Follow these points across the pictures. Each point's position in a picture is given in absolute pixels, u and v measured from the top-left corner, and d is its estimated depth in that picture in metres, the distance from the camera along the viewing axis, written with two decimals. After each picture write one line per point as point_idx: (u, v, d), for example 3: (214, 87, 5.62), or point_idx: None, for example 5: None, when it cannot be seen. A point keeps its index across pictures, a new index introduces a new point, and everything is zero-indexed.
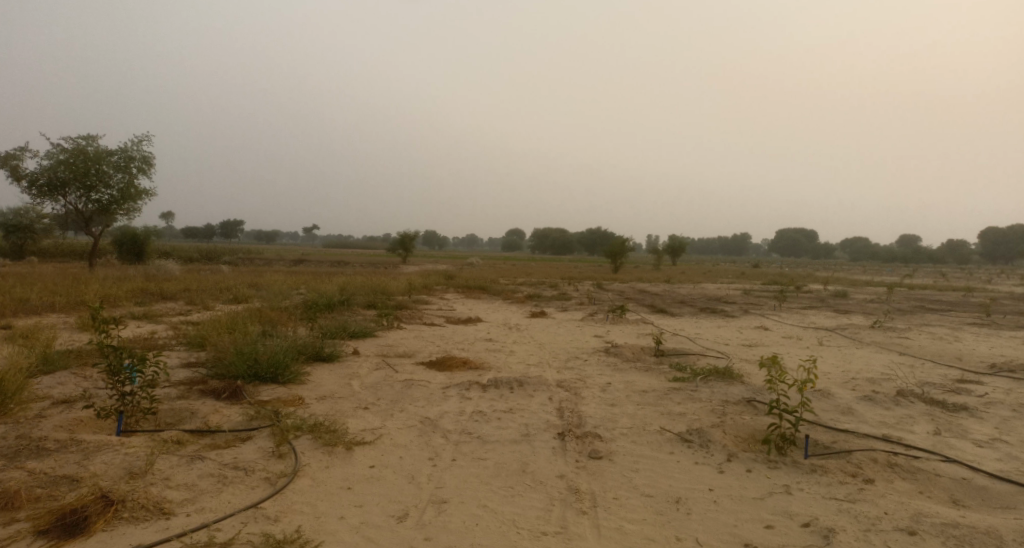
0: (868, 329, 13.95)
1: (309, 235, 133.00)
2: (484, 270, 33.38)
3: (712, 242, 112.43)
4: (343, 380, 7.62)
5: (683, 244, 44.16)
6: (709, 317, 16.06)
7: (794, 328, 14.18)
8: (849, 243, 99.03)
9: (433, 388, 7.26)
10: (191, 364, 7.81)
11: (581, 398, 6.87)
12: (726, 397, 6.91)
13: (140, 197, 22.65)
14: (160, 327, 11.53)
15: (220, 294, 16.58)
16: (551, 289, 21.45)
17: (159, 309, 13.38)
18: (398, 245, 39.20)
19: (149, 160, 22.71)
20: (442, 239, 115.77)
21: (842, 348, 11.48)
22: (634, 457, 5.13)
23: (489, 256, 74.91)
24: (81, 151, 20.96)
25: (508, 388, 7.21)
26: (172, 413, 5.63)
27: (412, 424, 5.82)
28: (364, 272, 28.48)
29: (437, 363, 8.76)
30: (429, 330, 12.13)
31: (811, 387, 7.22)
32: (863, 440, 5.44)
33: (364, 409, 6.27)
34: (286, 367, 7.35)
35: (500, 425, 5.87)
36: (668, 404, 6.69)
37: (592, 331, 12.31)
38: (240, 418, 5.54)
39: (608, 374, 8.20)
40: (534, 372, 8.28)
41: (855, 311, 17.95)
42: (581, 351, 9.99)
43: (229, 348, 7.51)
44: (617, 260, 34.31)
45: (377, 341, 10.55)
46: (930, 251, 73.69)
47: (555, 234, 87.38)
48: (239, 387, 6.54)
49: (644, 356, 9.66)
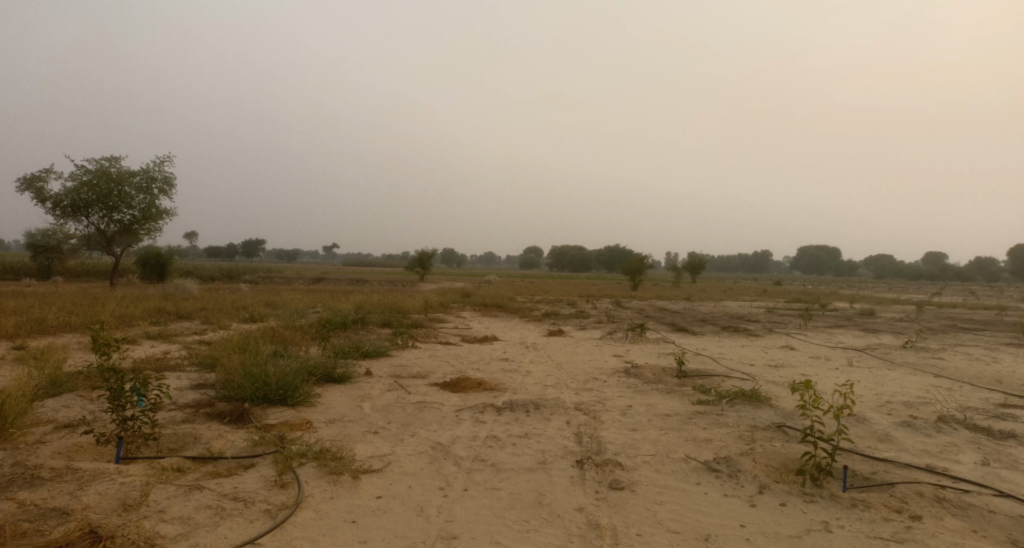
0: (899, 349, 13.43)
1: (330, 254, 134.15)
2: (502, 287, 33.17)
3: (732, 259, 111.30)
4: (354, 402, 7.38)
5: (703, 261, 43.60)
6: (733, 336, 15.62)
7: (821, 348, 13.71)
8: (873, 259, 97.35)
9: (447, 411, 6.99)
10: (200, 386, 7.63)
11: (600, 422, 6.55)
12: (754, 422, 6.55)
13: (161, 217, 22.78)
14: (174, 347, 11.41)
15: (237, 312, 16.50)
16: (570, 307, 21.12)
17: (175, 329, 13.30)
18: (417, 263, 39.17)
19: (170, 181, 22.88)
20: (461, 257, 115.84)
21: (874, 369, 11.01)
22: (659, 488, 4.80)
23: (507, 273, 74.69)
24: (103, 173, 21.16)
25: (524, 411, 6.92)
26: (174, 439, 5.44)
27: (423, 451, 5.55)
28: (381, 290, 28.36)
29: (452, 384, 8.49)
30: (444, 349, 11.90)
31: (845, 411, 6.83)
32: (906, 471, 5.06)
33: (374, 434, 6.01)
34: (296, 389, 7.15)
35: (515, 452, 5.58)
36: (692, 429, 6.35)
37: (612, 351, 11.98)
38: (244, 444, 5.33)
39: (629, 397, 7.86)
40: (551, 393, 7.97)
41: (883, 330, 17.41)
42: (601, 372, 9.67)
43: (238, 369, 7.32)
44: (636, 278, 33.90)
45: (391, 361, 10.33)
46: (956, 268, 72.17)
47: (574, 251, 86.98)
48: (245, 411, 6.34)
49: (666, 377, 9.31)
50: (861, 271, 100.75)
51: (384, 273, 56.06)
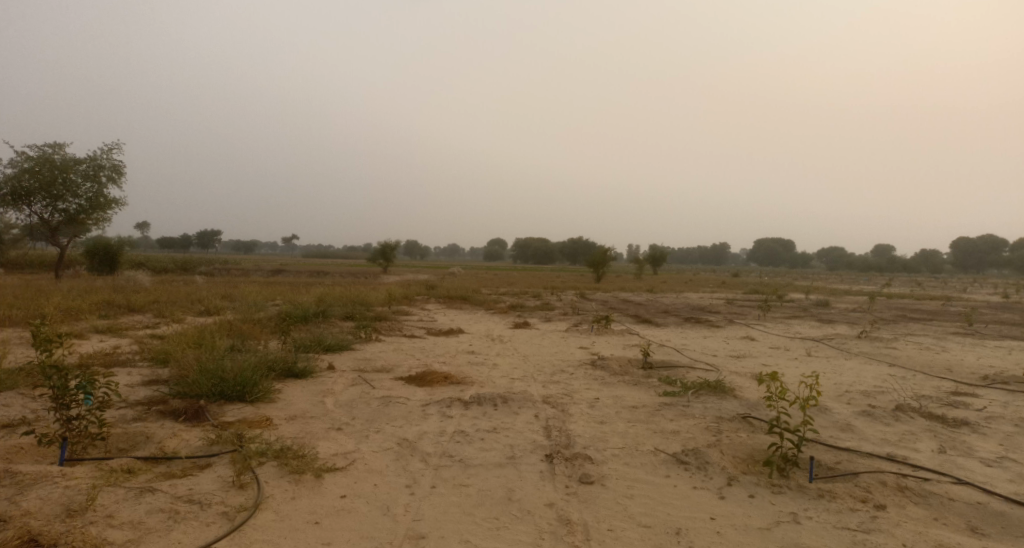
0: (855, 339, 13.75)
1: (290, 246, 131.71)
2: (465, 279, 33.00)
3: (692, 251, 113.08)
4: (316, 398, 7.19)
5: (665, 254, 44.13)
6: (695, 327, 15.80)
7: (780, 339, 13.96)
8: (827, 252, 100.00)
9: (412, 406, 6.85)
10: (153, 382, 7.33)
11: (568, 415, 6.51)
12: (720, 414, 6.59)
13: (110, 206, 21.94)
14: (125, 342, 10.98)
15: (192, 306, 16.00)
16: (534, 300, 21.11)
17: (126, 323, 12.81)
18: (379, 255, 38.67)
19: (119, 169, 22.04)
20: (424, 249, 115.01)
21: (832, 359, 11.25)
22: (629, 482, 4.76)
23: (470, 265, 74.44)
24: (47, 160, 20.26)
25: (492, 405, 6.83)
26: (124, 438, 5.19)
27: (389, 447, 5.41)
28: (343, 283, 27.92)
29: (417, 378, 8.34)
30: (408, 342, 11.73)
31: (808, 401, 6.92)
32: (869, 460, 5.13)
33: (337, 431, 5.84)
34: (255, 385, 6.92)
35: (483, 447, 5.49)
36: (659, 421, 6.35)
37: (577, 342, 11.98)
38: (199, 443, 5.12)
39: (596, 389, 7.85)
40: (518, 387, 7.90)
41: (839, 321, 17.82)
42: (566, 364, 9.64)
43: (193, 364, 7.05)
44: (599, 270, 34.09)
45: (354, 354, 10.12)
46: (904, 260, 74.65)
47: (536, 243, 87.15)
48: (201, 408, 6.10)
49: (631, 368, 9.33)
50: (815, 263, 103.44)
51: (346, 265, 55.23)
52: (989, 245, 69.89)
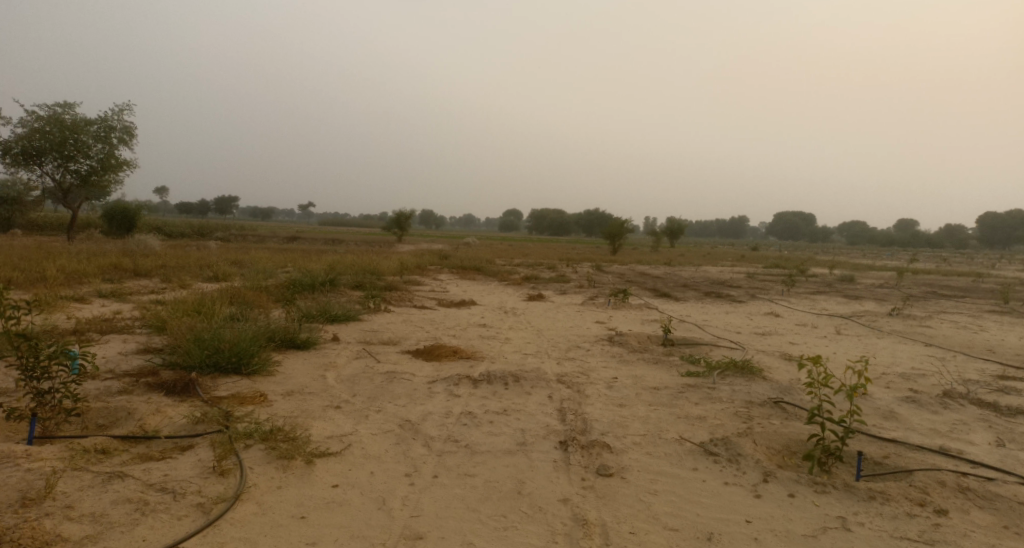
0: (886, 317, 13.09)
1: (306, 214, 131.98)
2: (480, 250, 32.48)
3: (710, 225, 111.63)
4: (317, 372, 6.78)
5: (683, 227, 43.23)
6: (716, 302, 15.21)
7: (807, 316, 13.34)
8: (848, 226, 98.00)
9: (418, 383, 6.41)
10: (147, 352, 6.96)
11: (585, 397, 6.03)
12: (749, 398, 6.08)
13: (122, 168, 21.61)
14: (126, 307, 10.66)
15: (201, 271, 15.68)
16: (549, 271, 20.56)
17: (130, 288, 12.49)
18: (394, 224, 38.23)
19: (130, 131, 21.66)
20: (440, 219, 114.55)
21: (863, 338, 10.66)
22: (651, 476, 4.30)
23: (486, 235, 73.88)
24: (57, 120, 19.89)
25: (502, 384, 6.37)
26: (105, 414, 4.80)
27: (389, 429, 4.97)
28: (355, 251, 27.56)
29: (425, 352, 7.90)
30: (418, 313, 11.30)
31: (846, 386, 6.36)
32: (920, 454, 4.61)
33: (335, 410, 5.42)
34: (252, 357, 6.53)
35: (491, 431, 5.04)
36: (684, 405, 5.86)
37: (594, 317, 11.48)
38: (183, 421, 4.70)
39: (614, 367, 7.36)
40: (531, 363, 7.42)
41: (866, 297, 17.13)
42: (583, 339, 9.14)
43: (186, 334, 6.65)
44: (616, 242, 33.37)
45: (361, 325, 9.71)
46: (929, 236, 72.84)
47: (553, 214, 86.29)
48: (192, 381, 5.70)
49: (651, 346, 8.81)
50: (836, 238, 101.49)
51: (361, 234, 54.86)
52: (1018, 220, 68.05)
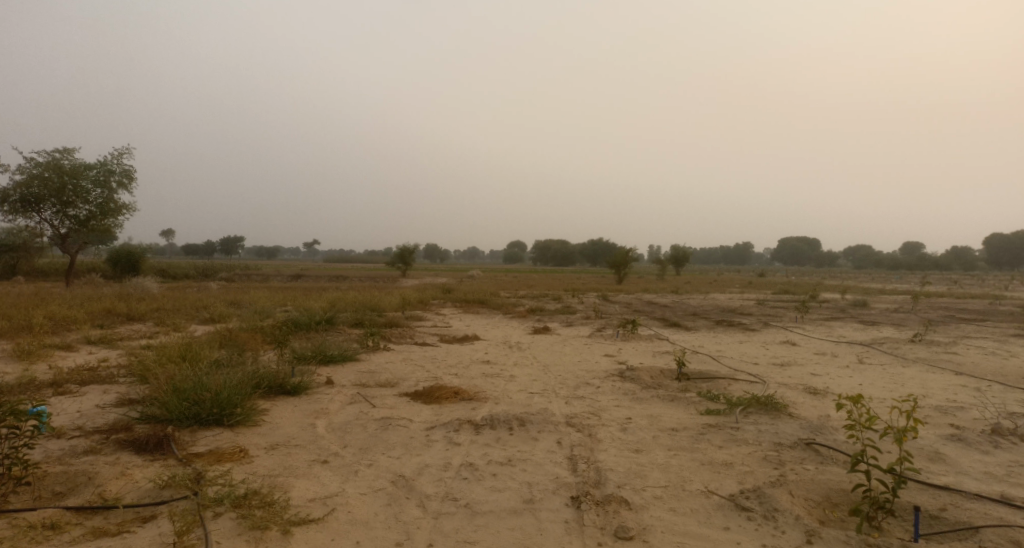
0: (908, 343, 12.50)
1: (311, 251, 132.30)
2: (485, 282, 32.04)
3: (715, 252, 111.27)
4: (306, 421, 6.28)
5: (688, 254, 42.73)
6: (729, 332, 14.64)
7: (825, 344, 12.77)
8: (854, 250, 97.40)
9: (415, 430, 5.89)
10: (125, 404, 6.49)
11: (597, 442, 5.51)
12: (778, 439, 5.56)
13: (121, 212, 21.35)
14: (114, 353, 10.20)
15: (197, 313, 15.24)
16: (555, 303, 20.04)
17: (121, 333, 12.07)
18: (397, 259, 37.91)
19: (129, 174, 21.47)
20: (445, 253, 114.51)
21: (887, 366, 10.09)
22: (676, 538, 3.79)
23: (491, 268, 73.64)
24: (55, 165, 19.73)
25: (506, 428, 5.85)
26: (63, 479, 4.31)
27: (381, 486, 4.47)
28: (359, 287, 27.19)
29: (425, 394, 7.38)
30: (419, 351, 10.80)
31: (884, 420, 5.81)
32: (981, 504, 4.06)
33: (321, 465, 4.91)
34: (235, 406, 6.05)
35: (494, 486, 4.51)
36: (707, 449, 5.33)
37: (602, 350, 10.95)
38: (148, 484, 4.20)
39: (627, 406, 6.84)
40: (538, 404, 6.90)
41: (883, 323, 16.54)
42: (592, 375, 8.63)
43: (165, 384, 6.19)
44: (621, 271, 32.91)
45: (358, 366, 9.22)
46: (935, 258, 72.15)
47: (557, 245, 86.02)
48: (166, 436, 5.21)
49: (665, 381, 8.27)
50: (842, 262, 100.77)
51: (366, 269, 54.67)
52: None
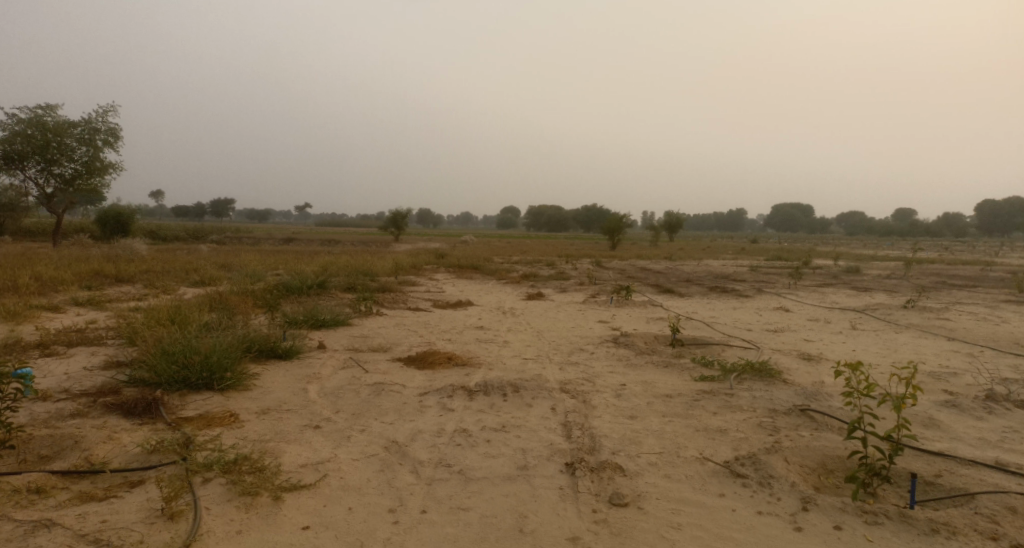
0: (901, 310, 12.52)
1: (303, 215, 131.34)
2: (478, 247, 31.86)
3: (709, 218, 111.19)
4: (297, 385, 6.21)
5: (681, 220, 42.60)
6: (722, 298, 14.62)
7: (818, 310, 12.77)
8: (846, 217, 97.51)
9: (408, 396, 5.84)
10: (113, 367, 6.40)
11: (591, 408, 5.47)
12: (773, 405, 5.54)
13: (108, 172, 20.97)
14: (102, 316, 10.08)
15: (186, 276, 15.08)
16: (548, 268, 19.95)
17: (110, 295, 11.92)
18: (390, 223, 37.63)
19: (115, 132, 21.01)
20: (438, 217, 113.94)
21: (880, 333, 10.10)
22: (671, 505, 3.77)
23: (484, 233, 73.37)
24: (38, 123, 19.29)
25: (500, 394, 5.80)
26: (49, 442, 4.23)
27: (374, 452, 4.42)
28: (352, 251, 27.01)
29: (417, 359, 7.32)
30: (412, 316, 10.73)
31: (878, 387, 5.80)
32: (976, 471, 4.05)
33: (313, 431, 4.85)
34: (225, 370, 5.97)
35: (488, 452, 4.47)
36: (702, 416, 5.30)
37: (596, 316, 10.90)
38: (136, 449, 4.13)
39: (621, 372, 6.80)
40: (532, 370, 6.86)
41: (876, 289, 16.57)
42: (586, 341, 8.58)
43: (153, 347, 6.09)
44: (614, 237, 32.81)
45: (350, 331, 9.14)
46: (927, 225, 72.34)
47: (551, 210, 85.66)
48: (155, 400, 5.13)
49: (659, 347, 8.23)
50: (835, 229, 100.95)
51: (359, 234, 54.34)
52: (1016, 209, 67.72)
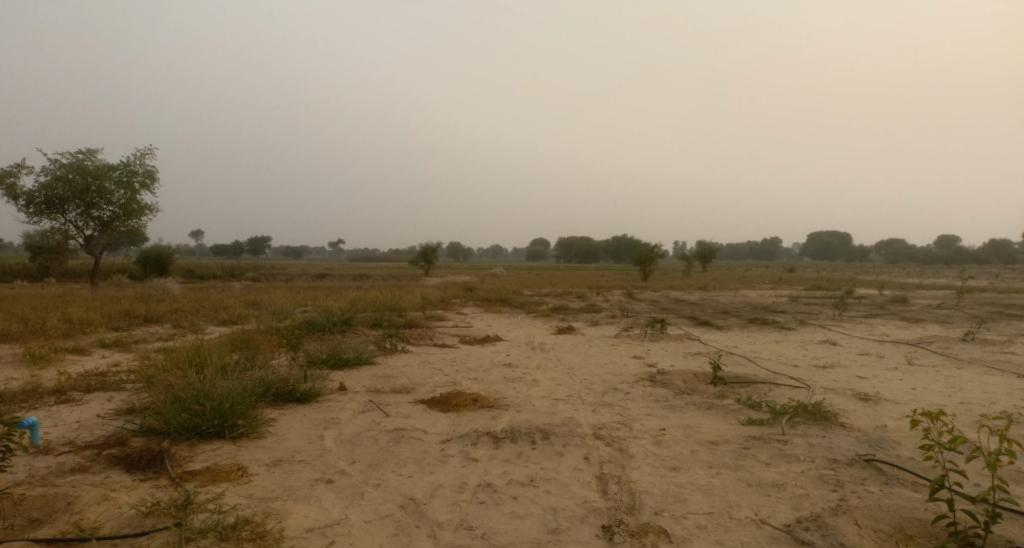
0: (958, 343, 11.70)
1: (337, 250, 133.26)
2: (509, 281, 31.50)
3: (742, 247, 109.38)
4: (314, 432, 5.84)
5: (714, 250, 41.73)
6: (763, 331, 13.92)
7: (867, 343, 12.04)
8: (886, 245, 95.09)
9: (430, 444, 5.41)
10: (125, 415, 6.12)
11: (629, 457, 4.98)
12: (832, 455, 4.98)
13: (145, 213, 21.24)
14: (126, 357, 9.91)
15: (215, 314, 14.97)
16: (579, 301, 19.39)
17: (138, 336, 11.80)
18: (421, 258, 37.62)
19: (152, 174, 21.35)
20: (469, 251, 114.41)
21: (940, 368, 9.37)
22: None
23: (515, 266, 73.17)
24: (79, 167, 19.68)
25: (529, 441, 5.34)
26: (40, 503, 3.89)
27: (389, 512, 4.00)
28: (382, 287, 26.92)
29: (442, 401, 6.90)
30: (438, 353, 10.35)
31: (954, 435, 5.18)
32: None
33: (324, 485, 4.45)
34: (238, 417, 5.64)
35: (514, 511, 4.01)
36: (754, 467, 4.77)
37: (631, 351, 10.38)
38: (130, 511, 3.77)
39: (661, 415, 6.29)
40: (563, 412, 6.39)
41: (928, 320, 15.70)
42: (621, 379, 8.07)
43: (164, 393, 5.80)
44: (646, 268, 32.18)
45: (374, 370, 8.79)
46: (972, 251, 69.94)
47: (581, 242, 85.28)
48: (161, 452, 4.80)
49: (700, 386, 7.68)
50: (874, 256, 98.34)
51: (390, 268, 54.54)
52: None
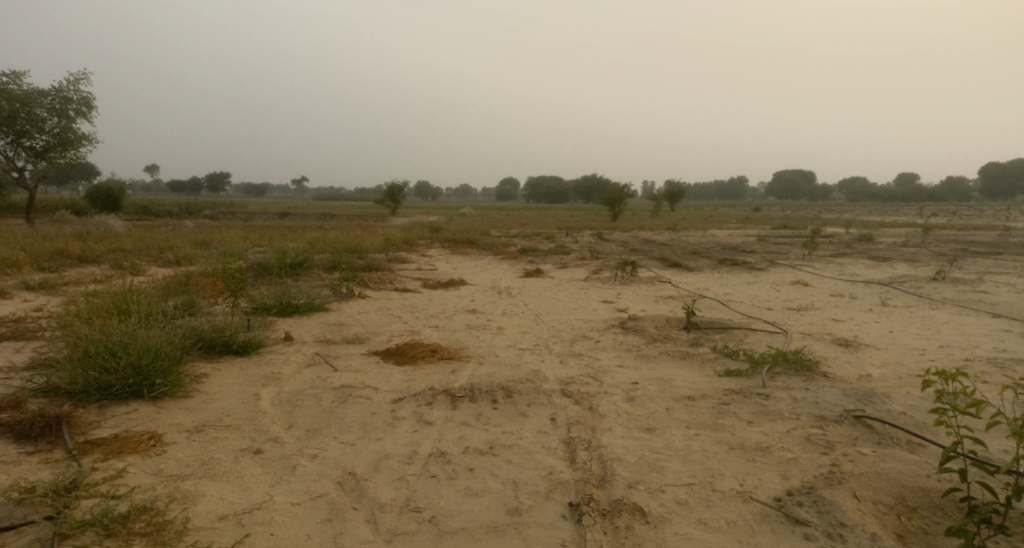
0: (929, 283, 11.45)
1: (302, 189, 130.09)
2: (476, 221, 30.63)
3: (710, 187, 109.50)
4: (249, 390, 5.21)
5: (683, 189, 41.22)
6: (734, 272, 13.56)
7: (840, 283, 11.74)
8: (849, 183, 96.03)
9: (378, 404, 4.84)
10: (31, 371, 5.40)
11: (599, 418, 4.49)
12: (819, 411, 4.56)
13: (83, 144, 19.72)
14: (52, 302, 9.04)
15: (159, 254, 14.00)
16: (547, 242, 18.79)
17: (70, 278, 10.86)
18: (386, 197, 36.38)
19: (88, 103, 19.75)
20: (436, 191, 112.35)
21: (915, 310, 9.10)
22: None
23: (482, 206, 71.96)
24: (4, 91, 18.02)
25: (489, 401, 4.80)
26: None
27: (324, 490, 3.46)
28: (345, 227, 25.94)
29: (397, 353, 6.32)
30: (397, 298, 9.71)
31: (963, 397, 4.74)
32: None
33: (250, 457, 3.86)
34: (158, 375, 4.97)
35: (469, 487, 3.49)
36: (738, 427, 4.32)
37: (600, 295, 9.88)
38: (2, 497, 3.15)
39: (633, 367, 5.82)
40: (529, 365, 5.86)
41: (897, 258, 15.51)
42: (591, 326, 7.57)
43: (72, 346, 5.09)
44: (615, 208, 31.59)
45: (326, 317, 8.14)
46: (931, 189, 70.93)
47: (550, 182, 84.18)
48: (59, 419, 4.15)
49: (673, 333, 7.23)
50: (838, 194, 99.42)
51: (354, 208, 52.86)
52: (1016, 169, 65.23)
